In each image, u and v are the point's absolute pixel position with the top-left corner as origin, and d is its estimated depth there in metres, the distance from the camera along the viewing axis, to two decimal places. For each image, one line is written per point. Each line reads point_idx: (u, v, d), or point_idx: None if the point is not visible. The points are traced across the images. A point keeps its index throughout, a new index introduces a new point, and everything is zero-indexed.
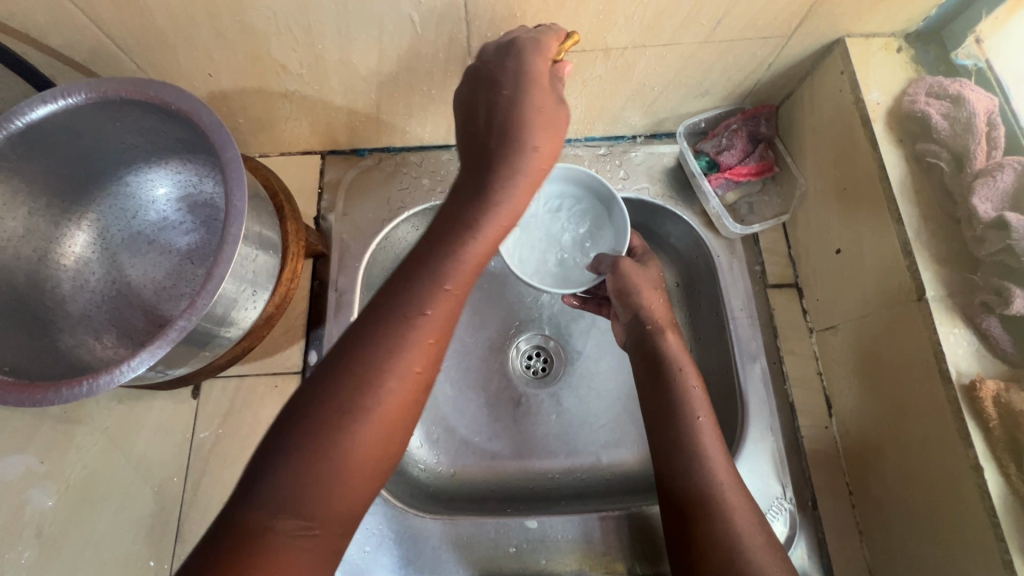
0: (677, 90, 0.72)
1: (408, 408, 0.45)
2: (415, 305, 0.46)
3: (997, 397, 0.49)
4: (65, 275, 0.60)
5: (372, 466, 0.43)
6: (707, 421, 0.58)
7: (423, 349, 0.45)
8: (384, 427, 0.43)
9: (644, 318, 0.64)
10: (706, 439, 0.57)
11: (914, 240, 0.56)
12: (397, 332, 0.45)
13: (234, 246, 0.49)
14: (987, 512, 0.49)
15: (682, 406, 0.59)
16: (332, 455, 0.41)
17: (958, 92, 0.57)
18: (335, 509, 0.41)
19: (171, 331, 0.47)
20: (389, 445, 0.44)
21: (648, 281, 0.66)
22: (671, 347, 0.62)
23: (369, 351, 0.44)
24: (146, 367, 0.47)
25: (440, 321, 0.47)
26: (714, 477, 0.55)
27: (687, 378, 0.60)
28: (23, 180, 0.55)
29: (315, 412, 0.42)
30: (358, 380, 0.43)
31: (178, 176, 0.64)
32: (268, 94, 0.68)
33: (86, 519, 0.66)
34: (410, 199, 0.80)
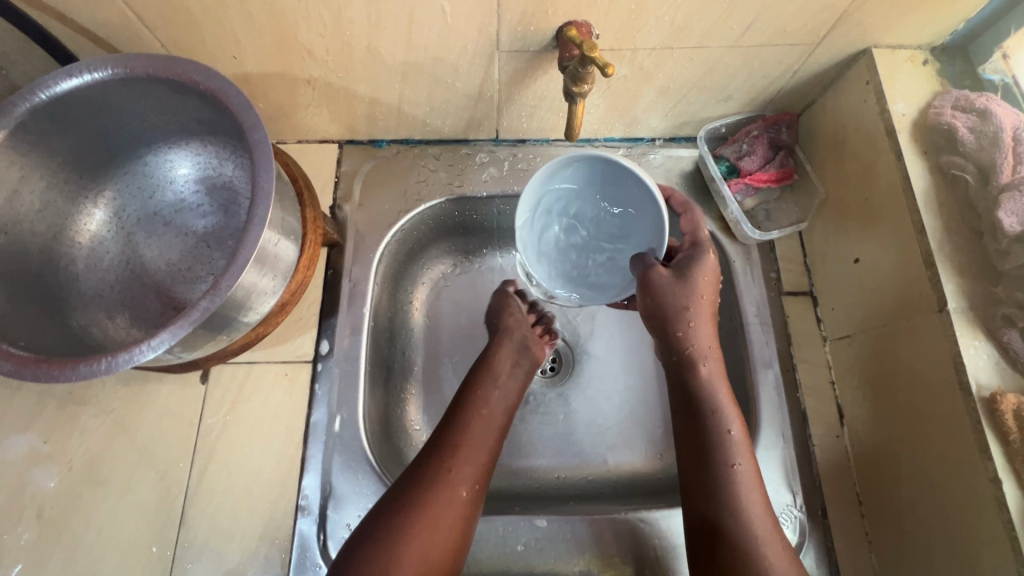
0: (700, 94, 0.72)
1: (455, 511, 0.57)
2: (469, 413, 0.64)
3: (1018, 410, 0.49)
4: (80, 253, 0.59)
5: (427, 564, 0.54)
6: (748, 467, 0.57)
7: (475, 451, 0.61)
8: (434, 528, 0.55)
9: (684, 348, 0.60)
10: (745, 488, 0.55)
11: (937, 251, 0.56)
12: (444, 446, 0.61)
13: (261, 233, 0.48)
14: (1004, 526, 0.49)
15: (722, 452, 0.57)
16: (395, 551, 0.53)
17: (985, 107, 0.57)
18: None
19: (193, 312, 0.47)
20: (440, 544, 0.55)
21: (694, 299, 0.60)
22: (716, 386, 0.60)
23: (426, 463, 0.59)
24: (166, 347, 0.46)
25: (479, 435, 0.63)
26: (751, 527, 0.54)
27: (728, 422, 0.58)
28: (42, 155, 0.54)
29: (397, 501, 0.57)
30: (418, 485, 0.58)
31: (198, 158, 0.63)
32: (291, 79, 0.67)
33: (88, 502, 0.64)
34: (427, 192, 0.79)
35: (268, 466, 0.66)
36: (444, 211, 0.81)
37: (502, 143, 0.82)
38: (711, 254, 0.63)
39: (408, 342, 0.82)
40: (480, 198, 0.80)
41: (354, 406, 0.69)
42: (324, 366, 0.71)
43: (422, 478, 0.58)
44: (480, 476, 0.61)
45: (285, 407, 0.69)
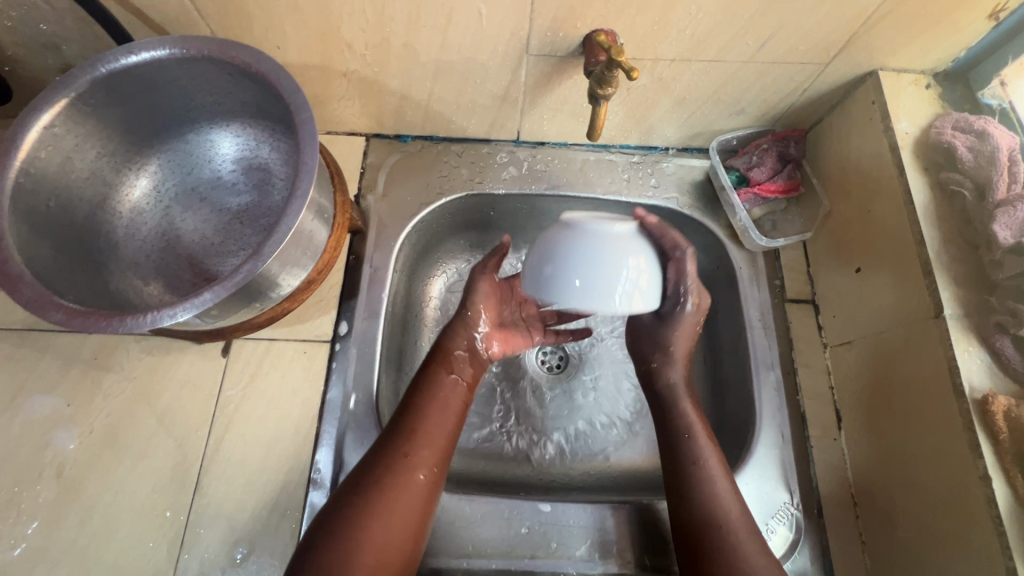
0: (714, 106, 0.76)
1: (416, 497, 0.58)
2: (423, 392, 0.65)
3: (1008, 410, 0.52)
4: (121, 220, 0.62)
5: (388, 537, 0.55)
6: (714, 458, 0.63)
7: (427, 429, 0.62)
8: (394, 514, 0.56)
9: (652, 372, 0.71)
10: (711, 478, 0.61)
11: (935, 261, 0.60)
12: (401, 433, 0.61)
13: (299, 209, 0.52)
14: (993, 521, 0.51)
15: (687, 447, 0.64)
16: (354, 538, 0.54)
17: (983, 128, 0.61)
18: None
19: (238, 275, 0.50)
20: (400, 532, 0.56)
21: (664, 344, 0.70)
22: (681, 394, 0.68)
23: (386, 450, 0.60)
24: (210, 304, 0.49)
25: (438, 422, 0.64)
26: (723, 509, 0.59)
27: (691, 420, 0.66)
28: (97, 125, 0.57)
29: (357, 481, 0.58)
30: (378, 472, 0.58)
31: (239, 139, 0.66)
32: (328, 71, 0.71)
33: (105, 464, 0.66)
34: (448, 187, 0.83)
35: (282, 439, 0.68)
36: (463, 206, 0.84)
37: (522, 145, 0.85)
38: (691, 310, 0.67)
39: (420, 331, 0.84)
40: (498, 195, 0.83)
41: (368, 386, 0.71)
42: (342, 346, 0.73)
43: (382, 466, 0.59)
44: (438, 462, 0.61)
45: (302, 383, 0.71)
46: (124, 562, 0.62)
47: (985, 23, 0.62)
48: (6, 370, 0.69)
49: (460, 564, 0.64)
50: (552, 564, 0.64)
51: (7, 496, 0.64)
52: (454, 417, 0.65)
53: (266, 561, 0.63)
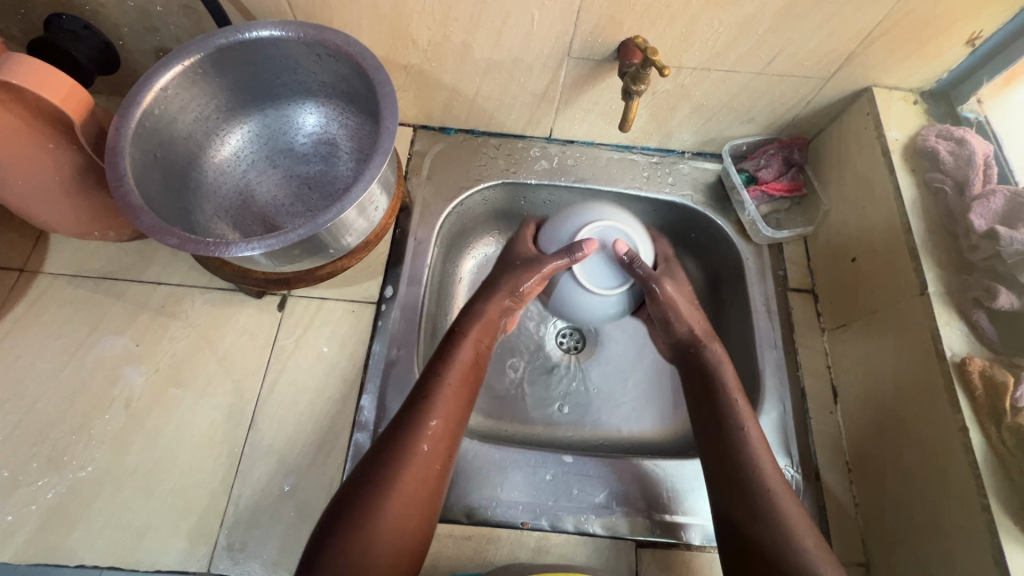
0: (728, 114, 0.86)
1: (429, 476, 0.61)
2: (442, 363, 0.68)
3: (983, 370, 0.60)
4: (206, 181, 0.71)
5: (418, 490, 0.60)
6: (756, 428, 0.66)
7: (448, 395, 0.66)
8: (415, 490, 0.59)
9: (689, 340, 0.75)
10: (755, 445, 0.64)
11: (921, 246, 0.68)
12: (413, 422, 0.62)
13: (371, 179, 0.59)
14: (970, 466, 0.58)
15: (731, 417, 0.67)
16: (371, 529, 0.56)
17: (962, 136, 0.71)
18: (380, 567, 0.56)
19: (331, 211, 0.58)
20: (414, 518, 0.59)
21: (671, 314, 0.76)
22: (723, 365, 0.71)
23: (399, 440, 0.61)
24: (308, 233, 0.57)
25: (447, 410, 0.65)
26: (761, 475, 0.62)
27: (736, 400, 0.68)
28: (200, 92, 0.66)
29: (383, 444, 0.61)
30: (402, 435, 0.61)
31: (312, 116, 0.75)
32: (390, 64, 0.81)
33: (168, 399, 0.72)
34: (486, 175, 0.91)
35: (329, 386, 0.75)
36: (498, 193, 0.93)
37: (554, 142, 0.95)
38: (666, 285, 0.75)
39: (451, 305, 0.92)
40: (530, 184, 0.92)
41: (408, 344, 0.77)
42: (387, 307, 0.80)
43: (399, 447, 0.60)
44: (445, 453, 0.63)
45: (349, 337, 0.78)
46: (181, 488, 0.68)
47: (964, 48, 0.72)
48: (82, 311, 0.76)
49: (490, 505, 0.70)
50: (573, 508, 0.71)
51: (79, 423, 0.70)
52: (462, 405, 0.66)
53: (312, 492, 0.69)
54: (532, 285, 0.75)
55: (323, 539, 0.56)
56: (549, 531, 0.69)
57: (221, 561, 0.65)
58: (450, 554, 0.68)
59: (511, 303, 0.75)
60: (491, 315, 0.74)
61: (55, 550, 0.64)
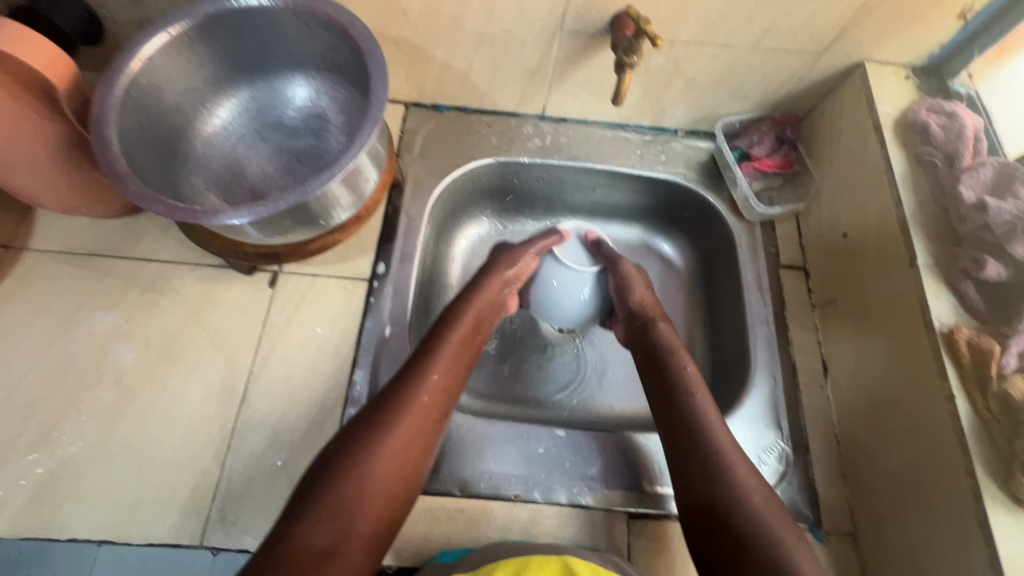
0: (721, 90, 0.86)
1: (425, 428, 0.61)
2: (445, 325, 0.69)
3: (970, 339, 0.60)
4: (195, 154, 0.70)
5: (413, 441, 0.59)
6: (706, 398, 0.65)
7: (450, 353, 0.66)
8: (409, 440, 0.59)
9: (637, 311, 0.76)
10: (705, 410, 0.64)
11: (911, 219, 0.69)
12: (416, 375, 0.63)
13: (361, 149, 0.59)
14: (956, 432, 0.59)
15: (682, 385, 0.66)
16: (363, 474, 0.55)
17: (953, 109, 0.71)
18: (369, 513, 0.54)
19: (322, 178, 0.58)
20: (404, 468, 0.58)
21: (626, 283, 0.78)
22: (675, 342, 0.71)
23: (398, 390, 0.61)
24: (299, 200, 0.57)
25: (447, 367, 0.65)
26: (711, 438, 0.61)
27: (684, 370, 0.68)
28: (190, 62, 0.65)
29: (384, 394, 0.61)
30: (402, 387, 0.62)
31: (302, 89, 0.74)
32: (381, 37, 0.80)
33: (159, 375, 0.72)
34: (479, 152, 0.90)
35: (321, 362, 0.75)
36: (490, 172, 0.92)
37: (547, 121, 0.94)
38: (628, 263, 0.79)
39: (444, 284, 0.91)
40: (522, 162, 0.91)
41: (401, 320, 0.77)
42: (379, 284, 0.79)
43: (399, 397, 0.60)
44: (441, 410, 0.63)
45: (341, 314, 0.78)
46: (173, 463, 0.68)
47: (955, 22, 0.72)
48: (70, 288, 0.75)
49: (482, 479, 0.70)
50: (566, 481, 0.71)
51: (69, 399, 0.70)
52: (462, 366, 0.67)
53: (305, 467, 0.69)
54: (527, 261, 0.79)
55: (314, 481, 0.54)
56: (542, 503, 0.70)
57: (214, 534, 0.65)
58: (443, 527, 0.68)
59: (511, 278, 0.77)
60: (492, 288, 0.75)
61: (47, 525, 0.64)
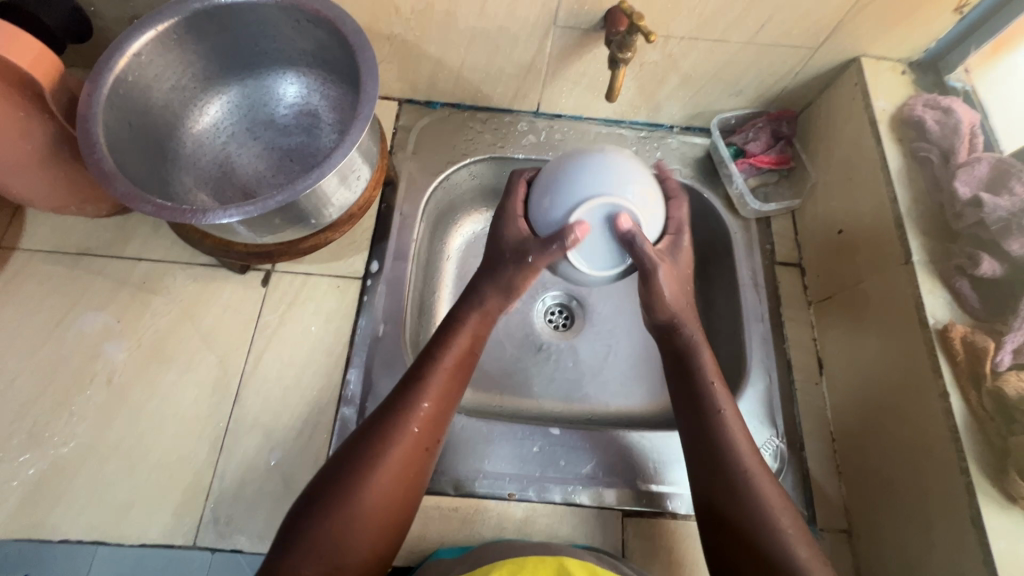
0: (716, 86, 0.85)
1: (415, 461, 0.60)
2: (437, 348, 0.66)
3: (964, 336, 0.60)
4: (185, 152, 0.69)
5: (402, 475, 0.59)
6: (732, 414, 0.64)
7: (442, 381, 0.64)
8: (398, 475, 0.58)
9: (664, 321, 0.70)
10: (734, 431, 0.63)
11: (906, 216, 0.69)
12: (405, 405, 0.61)
13: (350, 146, 0.58)
14: (950, 429, 0.59)
15: (709, 401, 0.65)
16: (350, 510, 0.55)
17: (949, 105, 0.71)
18: (357, 551, 0.55)
19: (310, 177, 0.57)
20: (393, 500, 0.58)
21: (659, 295, 0.68)
22: (701, 351, 0.68)
23: (387, 423, 0.60)
24: (288, 199, 0.57)
25: (438, 394, 0.63)
26: (741, 463, 0.61)
27: (711, 384, 0.66)
28: (178, 60, 0.65)
29: (371, 427, 0.60)
30: (390, 420, 0.60)
31: (294, 86, 0.73)
32: (373, 33, 0.79)
33: (151, 375, 0.72)
34: (473, 150, 0.90)
35: (314, 362, 0.74)
36: (485, 168, 0.91)
37: (542, 117, 0.93)
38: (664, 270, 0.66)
39: (439, 282, 0.91)
40: (517, 159, 0.90)
41: (395, 319, 0.76)
42: (372, 282, 0.79)
43: (386, 431, 0.59)
44: (432, 438, 0.62)
45: (334, 313, 0.77)
46: (166, 464, 0.67)
47: (951, 16, 0.72)
48: (61, 288, 0.75)
49: (476, 478, 0.70)
50: (560, 479, 0.71)
51: (60, 400, 0.69)
52: (455, 390, 0.66)
53: (298, 467, 0.68)
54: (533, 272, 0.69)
55: (300, 524, 0.55)
56: (536, 502, 0.70)
57: (207, 535, 0.65)
58: (437, 525, 0.68)
59: (512, 288, 0.69)
60: (490, 306, 0.70)
61: (39, 526, 0.64)
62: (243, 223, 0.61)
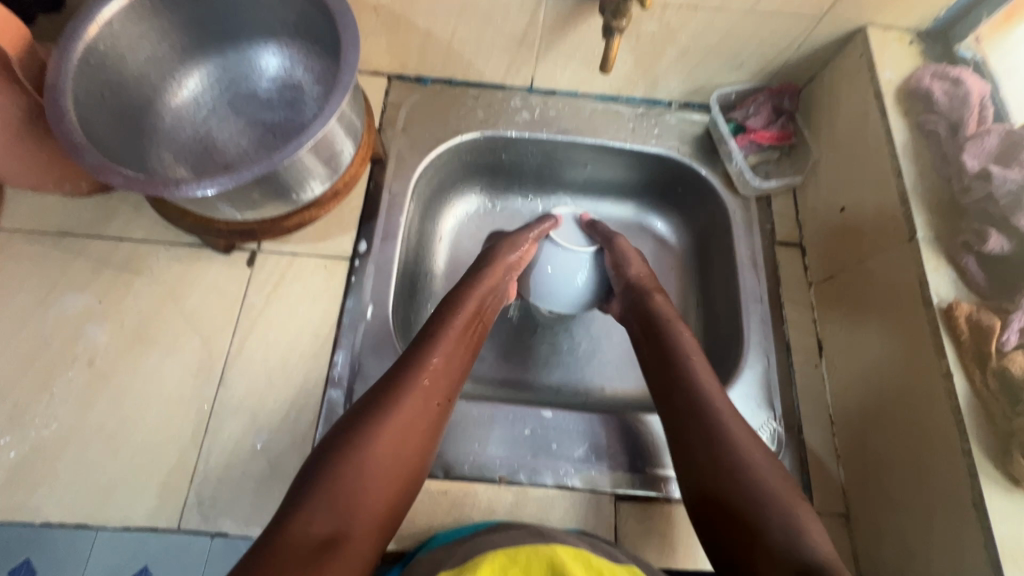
0: (716, 59, 0.82)
1: (428, 414, 0.59)
2: (447, 311, 0.67)
3: (969, 315, 0.58)
4: (163, 125, 0.67)
5: (415, 428, 0.58)
6: (704, 373, 0.64)
7: (453, 340, 0.64)
8: (411, 427, 0.57)
9: (634, 285, 0.75)
10: (706, 388, 0.62)
11: (911, 191, 0.66)
12: (416, 360, 0.61)
13: (330, 117, 0.56)
14: (952, 410, 0.57)
15: (677, 355, 0.66)
16: (363, 460, 0.53)
17: (958, 75, 0.67)
18: (371, 501, 0.53)
19: (289, 148, 0.55)
20: (406, 453, 0.56)
21: (624, 259, 0.76)
22: (670, 309, 0.72)
23: (399, 376, 0.60)
24: (267, 170, 0.55)
25: (448, 352, 0.63)
26: (718, 421, 0.59)
27: (681, 341, 0.67)
28: (153, 28, 0.63)
29: (383, 383, 0.60)
30: (403, 373, 0.60)
31: (277, 59, 0.71)
32: (359, 4, 0.76)
33: (134, 357, 0.70)
34: (464, 126, 0.87)
35: (301, 344, 0.73)
36: (477, 146, 0.89)
37: (536, 93, 0.90)
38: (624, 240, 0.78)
39: (430, 264, 0.88)
40: (510, 137, 0.87)
41: (383, 300, 0.75)
42: (361, 263, 0.77)
43: (398, 382, 0.59)
44: (446, 394, 0.62)
45: (321, 294, 0.75)
46: (150, 446, 0.66)
47: None
48: (40, 269, 0.73)
49: (466, 461, 0.69)
50: (552, 463, 0.70)
51: (41, 382, 0.68)
52: (463, 351, 0.66)
53: (284, 450, 0.67)
54: (527, 245, 0.77)
55: (312, 474, 0.53)
56: (527, 485, 0.69)
57: (192, 518, 0.64)
58: (426, 510, 0.67)
59: (513, 262, 0.75)
60: (492, 276, 0.72)
61: (19, 509, 0.63)
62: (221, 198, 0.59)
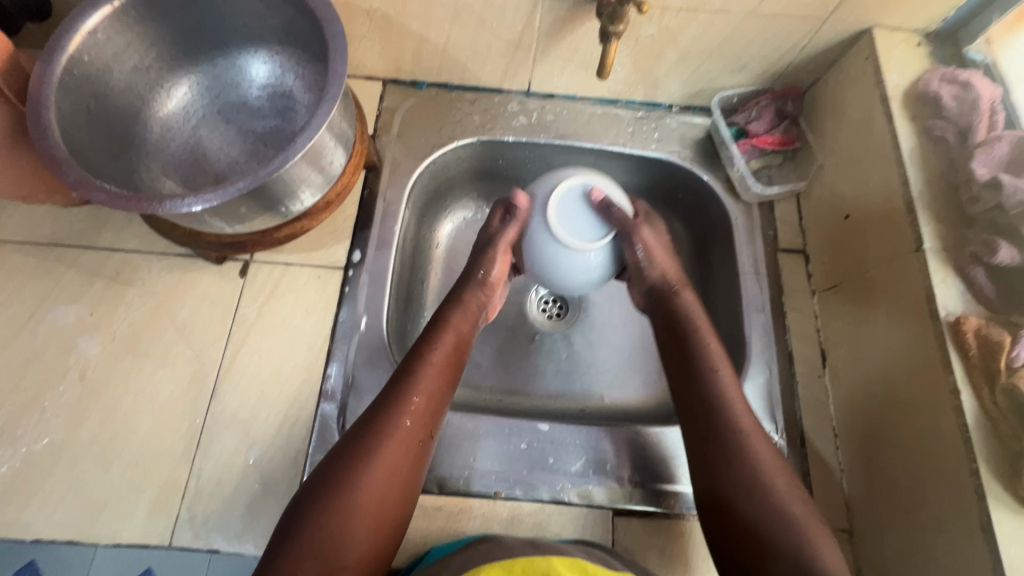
0: (718, 62, 0.80)
1: (409, 454, 0.57)
2: (427, 341, 0.65)
3: (978, 330, 0.56)
4: (151, 136, 0.66)
5: (396, 470, 0.56)
6: (732, 388, 0.61)
7: (433, 374, 0.62)
8: (393, 469, 0.56)
9: (660, 285, 0.70)
10: (731, 408, 0.60)
11: (918, 200, 0.64)
12: (395, 398, 0.59)
13: (318, 128, 0.54)
14: (959, 429, 0.55)
15: (706, 371, 0.62)
16: (343, 510, 0.52)
17: (968, 79, 0.65)
18: (354, 550, 0.52)
19: (276, 161, 0.54)
20: (388, 500, 0.55)
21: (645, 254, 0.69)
22: (694, 313, 0.67)
23: (378, 417, 0.57)
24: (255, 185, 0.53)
25: (431, 385, 0.61)
26: (727, 449, 0.58)
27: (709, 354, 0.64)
28: (138, 38, 0.61)
29: (361, 424, 0.58)
30: (381, 414, 0.58)
31: (266, 65, 0.69)
32: (352, 9, 0.75)
33: (126, 369, 0.69)
34: (460, 132, 0.85)
35: (294, 355, 0.72)
36: (474, 151, 0.87)
37: (533, 97, 0.88)
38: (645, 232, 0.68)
39: (426, 272, 0.87)
40: (507, 142, 0.86)
41: (377, 311, 0.73)
42: (354, 273, 0.76)
43: (377, 425, 0.57)
44: (428, 429, 0.60)
45: (315, 304, 0.74)
46: (142, 461, 0.66)
47: None
48: (31, 280, 0.72)
49: (461, 476, 0.68)
50: (549, 478, 0.68)
51: (32, 396, 0.67)
52: (445, 386, 0.63)
53: (277, 464, 0.66)
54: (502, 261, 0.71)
55: (292, 526, 0.52)
56: (523, 500, 0.68)
57: (183, 534, 0.63)
58: (421, 524, 0.66)
59: (483, 282, 0.70)
60: (472, 301, 0.70)
61: (11, 524, 0.62)
62: (210, 213, 0.58)
